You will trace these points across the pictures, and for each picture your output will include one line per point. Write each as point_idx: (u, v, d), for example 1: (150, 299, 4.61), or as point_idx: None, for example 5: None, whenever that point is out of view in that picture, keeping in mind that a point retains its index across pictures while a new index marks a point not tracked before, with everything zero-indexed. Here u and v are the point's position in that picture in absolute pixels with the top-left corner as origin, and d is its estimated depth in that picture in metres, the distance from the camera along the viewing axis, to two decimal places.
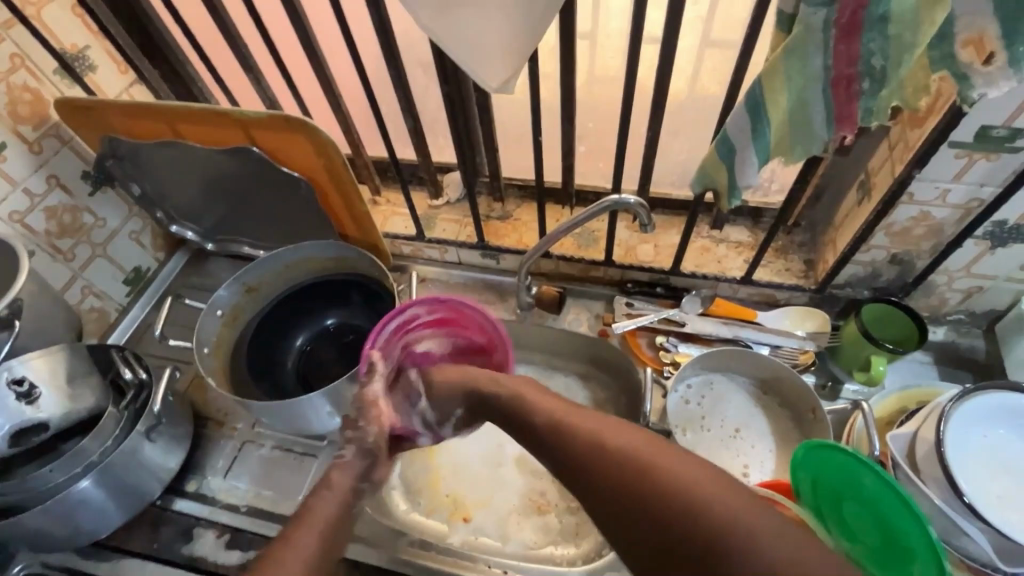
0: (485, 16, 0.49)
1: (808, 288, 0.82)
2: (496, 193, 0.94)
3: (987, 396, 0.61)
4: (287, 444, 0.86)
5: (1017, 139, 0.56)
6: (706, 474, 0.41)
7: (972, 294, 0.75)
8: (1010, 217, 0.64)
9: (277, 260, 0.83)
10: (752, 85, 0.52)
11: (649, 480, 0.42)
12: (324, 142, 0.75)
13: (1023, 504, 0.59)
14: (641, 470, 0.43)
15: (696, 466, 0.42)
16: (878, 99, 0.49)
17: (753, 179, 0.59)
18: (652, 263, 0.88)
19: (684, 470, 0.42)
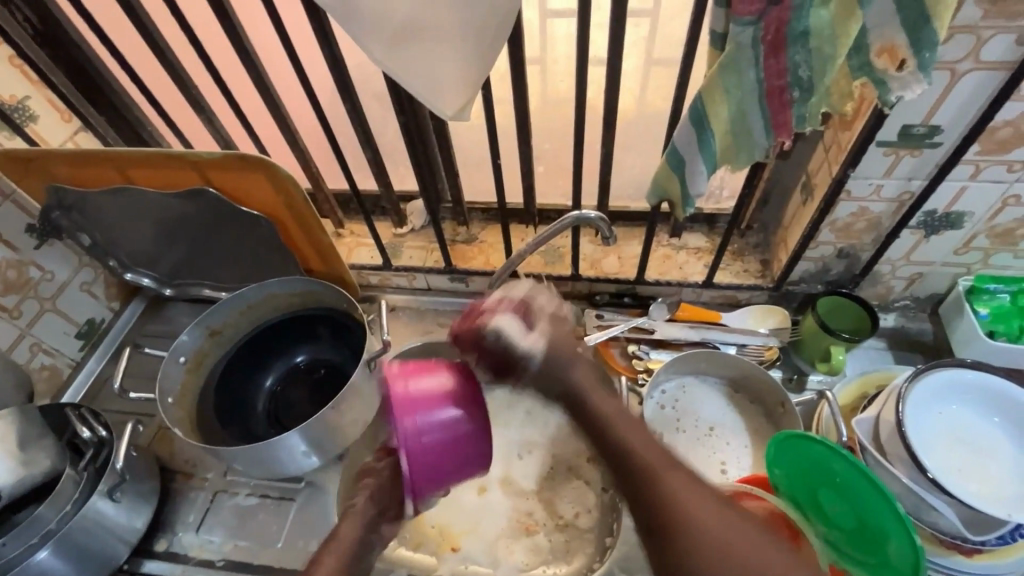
0: (436, 47, 0.50)
1: (767, 286, 0.85)
2: (460, 217, 0.95)
3: (934, 375, 0.64)
4: (263, 490, 0.83)
5: (936, 135, 0.61)
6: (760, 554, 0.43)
7: (913, 280, 0.80)
8: (939, 207, 0.69)
9: (239, 300, 0.81)
10: (694, 100, 0.56)
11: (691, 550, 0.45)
12: (282, 177, 0.75)
13: (982, 475, 0.61)
14: (709, 543, 0.44)
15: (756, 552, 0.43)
16: (809, 106, 0.53)
17: (704, 187, 0.61)
18: (618, 274, 0.90)
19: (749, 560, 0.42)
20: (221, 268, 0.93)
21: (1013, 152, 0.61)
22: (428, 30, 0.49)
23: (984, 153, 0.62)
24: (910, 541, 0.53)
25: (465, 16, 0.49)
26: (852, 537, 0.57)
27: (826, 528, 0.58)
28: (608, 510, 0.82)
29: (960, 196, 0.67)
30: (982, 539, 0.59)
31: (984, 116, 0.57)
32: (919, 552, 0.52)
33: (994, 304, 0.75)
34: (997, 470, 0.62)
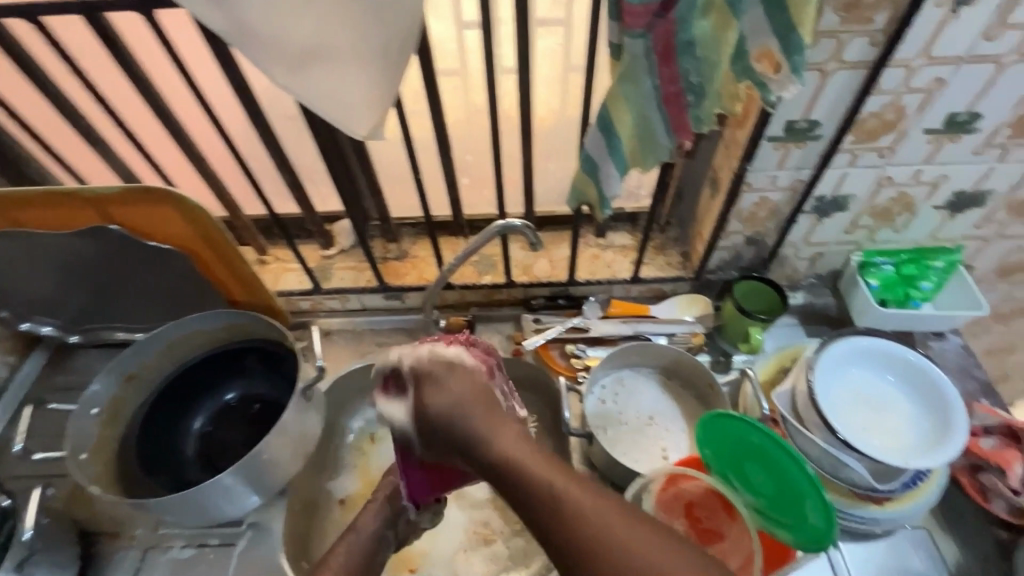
0: (341, 69, 0.50)
1: (688, 277, 0.91)
2: (389, 234, 0.94)
3: (835, 345, 0.71)
4: (200, 539, 0.78)
5: (815, 128, 0.67)
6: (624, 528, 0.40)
7: (814, 260, 0.88)
8: (826, 192, 0.76)
9: (157, 340, 0.76)
10: (600, 108, 0.59)
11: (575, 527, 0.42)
12: (194, 208, 0.72)
13: (885, 430, 0.68)
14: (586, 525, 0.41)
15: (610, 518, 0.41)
16: (702, 108, 0.57)
17: (618, 189, 0.65)
18: (550, 278, 0.92)
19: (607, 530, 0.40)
20: (130, 309, 0.86)
21: (880, 140, 0.69)
22: (331, 52, 0.49)
23: (857, 142, 0.69)
24: (822, 503, 0.58)
25: (367, 38, 0.49)
26: (777, 502, 0.62)
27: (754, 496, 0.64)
28: None
29: (843, 181, 0.74)
30: (889, 487, 0.65)
31: (852, 109, 0.64)
32: (830, 511, 0.57)
33: (881, 275, 0.83)
34: (897, 425, 0.68)
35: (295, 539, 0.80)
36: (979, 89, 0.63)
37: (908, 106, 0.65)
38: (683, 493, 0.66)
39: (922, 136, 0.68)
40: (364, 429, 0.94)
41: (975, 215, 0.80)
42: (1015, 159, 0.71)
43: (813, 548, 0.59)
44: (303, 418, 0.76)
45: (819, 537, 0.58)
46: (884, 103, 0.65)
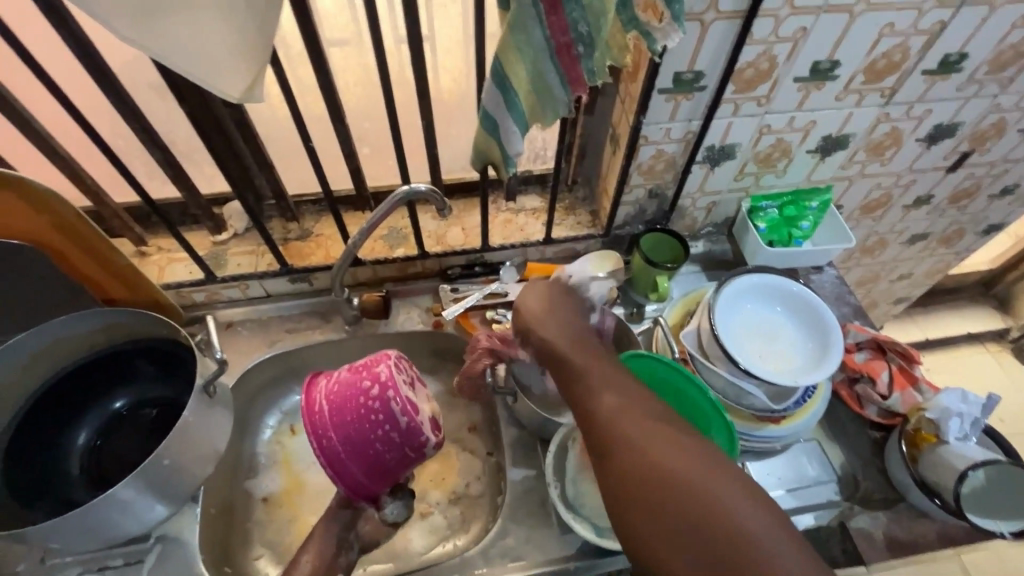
0: (196, 20, 0.45)
1: (598, 234, 0.93)
2: (288, 213, 0.88)
3: (732, 284, 0.77)
4: (100, 562, 0.69)
5: (700, 80, 0.71)
6: (664, 446, 0.48)
7: (710, 209, 0.94)
8: (715, 141, 0.80)
9: (16, 353, 0.65)
10: (493, 63, 0.57)
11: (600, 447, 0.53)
12: (46, 194, 0.64)
13: (779, 357, 0.73)
14: (625, 440, 0.50)
15: (656, 443, 0.49)
16: (595, 60, 0.57)
17: (520, 146, 0.64)
18: (464, 246, 0.91)
19: (657, 448, 0.48)
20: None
21: (758, 89, 0.73)
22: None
23: (738, 92, 0.73)
24: (724, 422, 0.64)
25: None
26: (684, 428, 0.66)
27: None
28: (494, 471, 0.85)
29: (728, 130, 0.79)
30: (784, 406, 0.72)
31: (730, 58, 0.67)
32: (730, 428, 0.63)
33: (767, 218, 0.91)
34: (787, 347, 0.74)
35: (213, 545, 0.74)
36: (837, 37, 0.69)
37: (779, 55, 0.69)
38: None
39: (792, 84, 0.74)
40: (282, 421, 0.90)
41: (841, 157, 0.88)
42: (869, 103, 0.79)
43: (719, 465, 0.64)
44: (207, 415, 0.70)
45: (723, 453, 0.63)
46: (759, 52, 0.69)
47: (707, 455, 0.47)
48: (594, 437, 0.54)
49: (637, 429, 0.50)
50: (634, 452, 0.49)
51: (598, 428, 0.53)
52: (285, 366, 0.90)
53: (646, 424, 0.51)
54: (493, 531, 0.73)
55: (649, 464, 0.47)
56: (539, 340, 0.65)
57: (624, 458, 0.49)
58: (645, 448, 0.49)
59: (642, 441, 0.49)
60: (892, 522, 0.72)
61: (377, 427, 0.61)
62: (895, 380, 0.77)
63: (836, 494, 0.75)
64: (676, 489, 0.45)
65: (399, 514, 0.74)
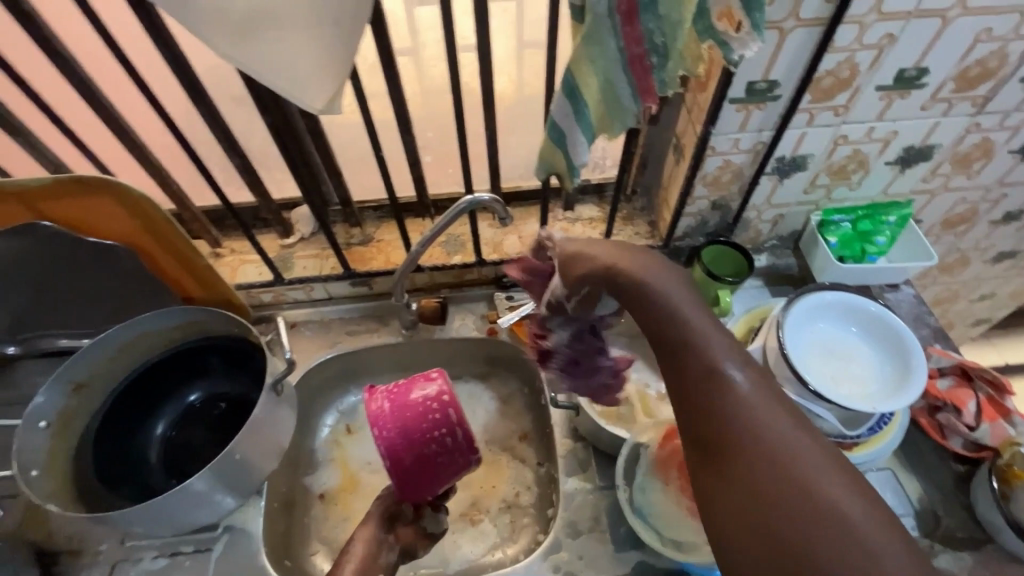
0: (292, 39, 0.47)
1: (657, 245, 0.91)
2: (351, 219, 0.91)
3: (804, 300, 0.73)
4: (173, 547, 0.72)
5: (775, 89, 0.68)
6: (810, 460, 0.36)
7: (777, 221, 0.90)
8: (787, 152, 0.77)
9: (105, 345, 0.70)
10: (564, 74, 0.57)
11: (712, 424, 0.40)
12: (135, 197, 0.68)
13: (855, 381, 0.69)
14: (751, 430, 0.38)
15: (801, 453, 0.37)
16: (667, 70, 0.57)
17: (585, 157, 0.64)
18: (520, 254, 0.91)
19: (797, 455, 0.36)
20: (67, 316, 0.78)
21: (836, 98, 0.70)
22: (279, 20, 0.46)
23: (815, 102, 0.70)
24: None
25: (317, 3, 0.46)
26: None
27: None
28: (545, 482, 0.85)
29: (801, 141, 0.76)
30: (856, 433, 0.69)
31: (809, 68, 0.65)
32: None
33: (839, 232, 0.86)
34: (864, 371, 0.70)
35: (275, 538, 0.76)
36: (926, 43, 0.65)
37: (861, 63, 0.66)
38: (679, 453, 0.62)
39: (874, 94, 0.70)
40: (339, 421, 0.93)
41: (924, 169, 0.83)
42: (959, 112, 0.74)
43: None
44: (275, 413, 0.72)
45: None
46: (839, 61, 0.66)
47: (780, 405, 0.40)
48: (690, 414, 0.42)
49: (760, 428, 0.38)
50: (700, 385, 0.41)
51: (679, 381, 0.43)
52: (345, 367, 0.92)
53: (779, 417, 0.39)
54: (547, 543, 0.72)
55: (714, 400, 0.40)
56: (619, 281, 0.48)
57: (677, 383, 0.43)
58: (712, 382, 0.41)
59: (768, 447, 0.37)
60: (978, 563, 0.67)
61: (435, 427, 0.61)
62: (983, 411, 0.72)
63: (914, 529, 0.70)
64: (743, 438, 0.38)
65: (438, 526, 0.71)
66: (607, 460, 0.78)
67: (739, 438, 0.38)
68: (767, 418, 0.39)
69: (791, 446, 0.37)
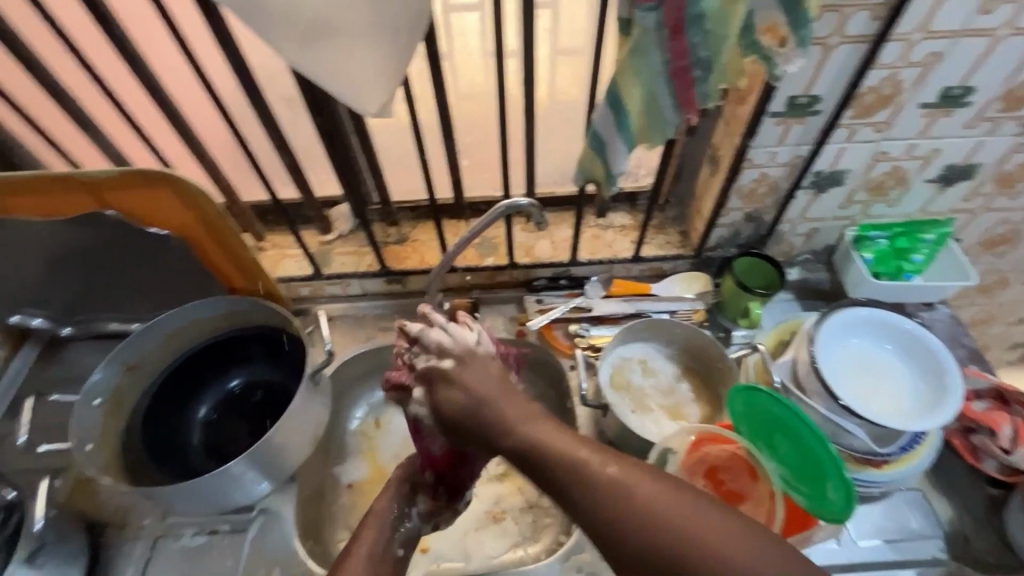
0: (353, 46, 0.50)
1: (688, 255, 0.92)
2: (389, 218, 0.94)
3: (837, 315, 0.73)
4: (211, 526, 0.75)
5: (816, 103, 0.69)
6: (696, 517, 0.39)
7: (810, 236, 0.90)
8: (824, 167, 0.77)
9: (155, 331, 0.74)
10: (608, 85, 0.59)
11: (613, 518, 0.40)
12: (191, 191, 0.71)
13: (887, 399, 0.69)
14: (642, 510, 0.40)
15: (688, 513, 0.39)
16: (709, 83, 0.58)
17: (624, 165, 0.65)
18: (552, 259, 0.92)
19: (684, 519, 0.39)
20: (121, 301, 0.85)
21: (877, 114, 0.70)
22: (342, 27, 0.48)
23: (856, 117, 0.70)
24: (842, 477, 0.54)
25: (379, 12, 0.49)
26: (804, 471, 0.59)
27: (779, 463, 0.61)
28: None
29: (840, 156, 0.76)
30: (887, 450, 0.68)
31: (852, 83, 0.65)
32: (847, 486, 0.53)
33: (876, 248, 0.86)
34: (896, 389, 0.70)
35: (306, 523, 0.79)
36: (973, 62, 0.65)
37: (905, 80, 0.66)
38: (707, 457, 0.63)
39: (917, 111, 0.70)
40: (369, 415, 0.95)
41: (965, 188, 0.82)
42: (1003, 132, 0.73)
43: (832, 523, 0.54)
44: (312, 402, 0.75)
45: (840, 514, 0.53)
46: (883, 77, 0.66)
47: (652, 473, 0.42)
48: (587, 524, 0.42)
49: (648, 508, 0.40)
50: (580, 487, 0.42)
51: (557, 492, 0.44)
52: (377, 361, 0.94)
53: (659, 486, 0.41)
54: (569, 543, 0.74)
55: (599, 496, 0.41)
56: (465, 405, 0.52)
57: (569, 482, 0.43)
58: (598, 483, 0.42)
59: (663, 516, 0.39)
60: None
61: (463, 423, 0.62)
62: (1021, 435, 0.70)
63: (942, 551, 0.69)
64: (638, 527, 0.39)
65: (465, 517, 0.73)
66: None
67: (634, 524, 0.39)
68: (651, 491, 0.40)
69: (692, 524, 0.39)
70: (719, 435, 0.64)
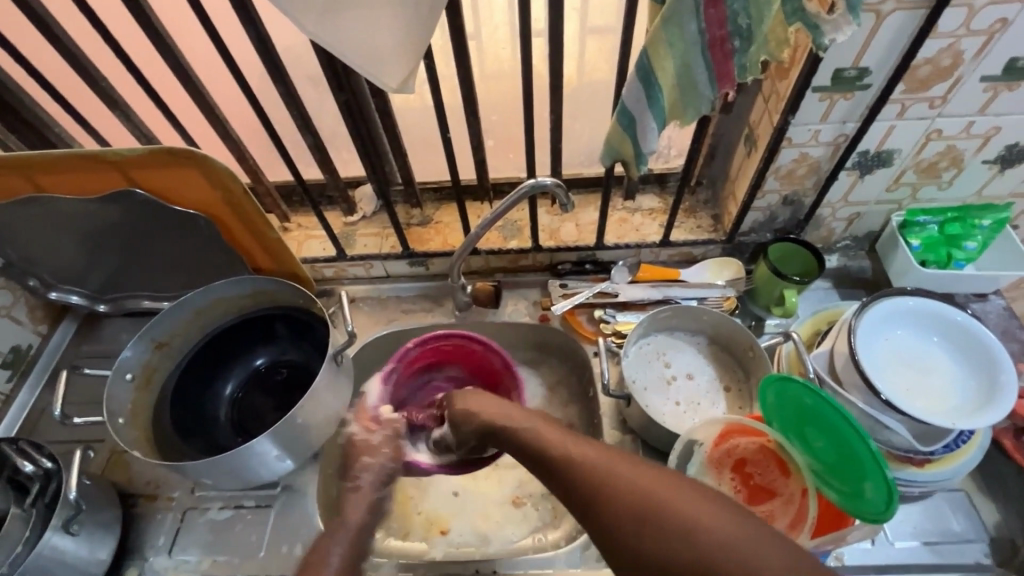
0: (371, 17, 0.48)
1: (720, 239, 0.88)
2: (412, 199, 0.93)
3: (880, 305, 0.68)
4: (237, 500, 0.77)
5: (865, 77, 0.64)
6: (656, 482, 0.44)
7: (852, 221, 0.85)
8: (871, 146, 0.72)
9: (182, 308, 0.75)
10: (639, 58, 0.56)
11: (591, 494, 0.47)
12: (217, 170, 0.71)
13: (932, 394, 0.65)
14: (609, 485, 0.46)
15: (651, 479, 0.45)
16: (749, 55, 0.54)
17: (656, 144, 0.62)
18: (577, 242, 0.89)
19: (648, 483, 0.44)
20: (152, 279, 0.86)
21: (933, 89, 0.65)
22: None
23: (908, 92, 0.66)
24: (882, 475, 0.50)
25: None
26: (837, 468, 0.55)
27: (812, 458, 0.58)
28: None
29: (889, 134, 0.71)
30: (930, 449, 0.65)
31: (907, 54, 0.60)
32: (888, 484, 0.49)
33: (924, 234, 0.80)
34: (941, 385, 0.65)
35: (328, 502, 0.80)
36: None
37: (966, 50, 0.61)
38: (735, 450, 0.63)
39: (977, 85, 0.65)
40: None
41: None
42: None
43: (869, 523, 0.51)
44: (334, 383, 0.75)
45: (874, 514, 0.50)
46: (941, 47, 0.61)
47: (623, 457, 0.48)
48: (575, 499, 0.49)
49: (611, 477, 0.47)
50: (637, 500, 0.44)
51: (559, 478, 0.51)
52: (399, 344, 0.94)
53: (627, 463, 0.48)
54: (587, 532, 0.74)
55: (626, 492, 0.45)
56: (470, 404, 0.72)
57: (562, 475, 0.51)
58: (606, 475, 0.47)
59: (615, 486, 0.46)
60: None
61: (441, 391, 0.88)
62: None
63: (987, 556, 0.66)
64: (646, 519, 0.42)
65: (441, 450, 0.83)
66: (656, 455, 0.77)
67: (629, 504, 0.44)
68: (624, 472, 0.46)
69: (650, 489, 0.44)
70: (751, 427, 0.62)
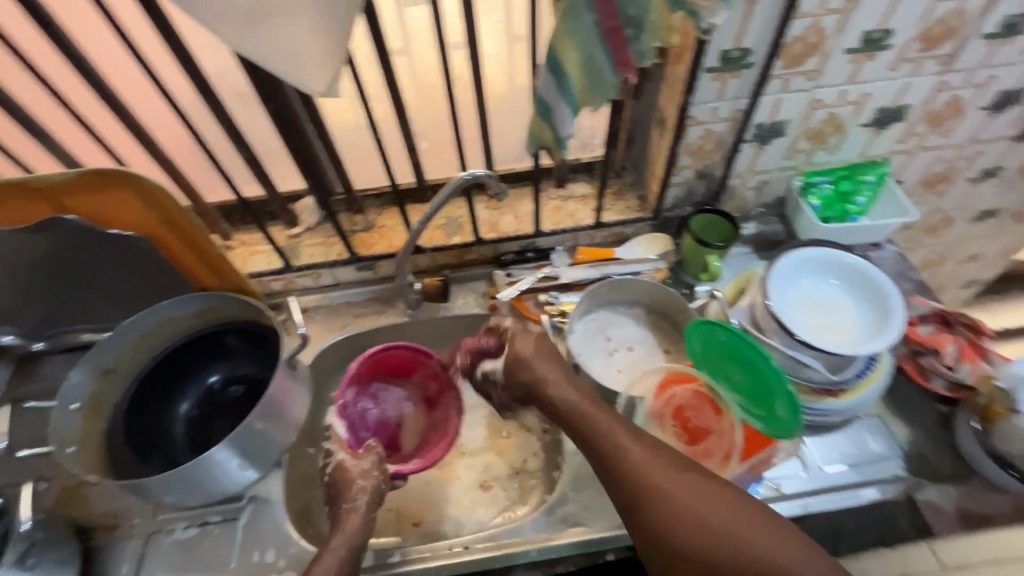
0: (289, 26, 0.51)
1: (647, 217, 0.95)
2: (354, 206, 0.95)
3: (786, 257, 0.76)
4: (202, 518, 0.76)
5: (748, 57, 0.72)
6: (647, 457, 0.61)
7: (761, 189, 0.94)
8: (764, 119, 0.81)
9: (128, 332, 0.74)
10: (547, 50, 0.61)
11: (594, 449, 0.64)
12: (150, 188, 0.71)
13: (839, 330, 0.73)
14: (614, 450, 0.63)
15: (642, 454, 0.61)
16: (643, 41, 0.60)
17: (571, 128, 0.68)
18: (516, 232, 0.95)
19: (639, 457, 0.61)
20: (92, 309, 0.85)
21: (806, 63, 0.74)
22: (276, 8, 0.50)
23: (787, 67, 0.74)
24: (789, 395, 0.59)
25: None
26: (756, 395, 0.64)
27: (734, 391, 0.66)
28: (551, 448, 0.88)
29: (778, 107, 0.79)
30: (843, 378, 0.73)
31: (778, 33, 0.68)
32: (794, 402, 0.58)
33: (821, 194, 0.90)
34: (846, 321, 0.73)
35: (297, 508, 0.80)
36: (887, 6, 0.69)
37: (828, 27, 0.70)
38: (673, 398, 0.69)
39: (843, 57, 0.74)
40: None
41: (898, 130, 0.86)
42: (926, 72, 0.78)
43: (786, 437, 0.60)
44: (292, 387, 0.76)
45: (789, 429, 0.59)
46: (807, 26, 0.70)
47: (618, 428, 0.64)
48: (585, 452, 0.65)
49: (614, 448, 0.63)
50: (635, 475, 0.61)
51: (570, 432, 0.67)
52: (354, 348, 0.96)
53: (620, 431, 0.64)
54: (552, 499, 0.78)
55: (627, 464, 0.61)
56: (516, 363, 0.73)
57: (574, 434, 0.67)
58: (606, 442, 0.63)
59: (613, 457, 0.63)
60: (962, 495, 0.72)
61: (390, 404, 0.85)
62: (962, 353, 0.78)
63: (902, 469, 0.74)
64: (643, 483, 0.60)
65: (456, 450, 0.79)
66: None
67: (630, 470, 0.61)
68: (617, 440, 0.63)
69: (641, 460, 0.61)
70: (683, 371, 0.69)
